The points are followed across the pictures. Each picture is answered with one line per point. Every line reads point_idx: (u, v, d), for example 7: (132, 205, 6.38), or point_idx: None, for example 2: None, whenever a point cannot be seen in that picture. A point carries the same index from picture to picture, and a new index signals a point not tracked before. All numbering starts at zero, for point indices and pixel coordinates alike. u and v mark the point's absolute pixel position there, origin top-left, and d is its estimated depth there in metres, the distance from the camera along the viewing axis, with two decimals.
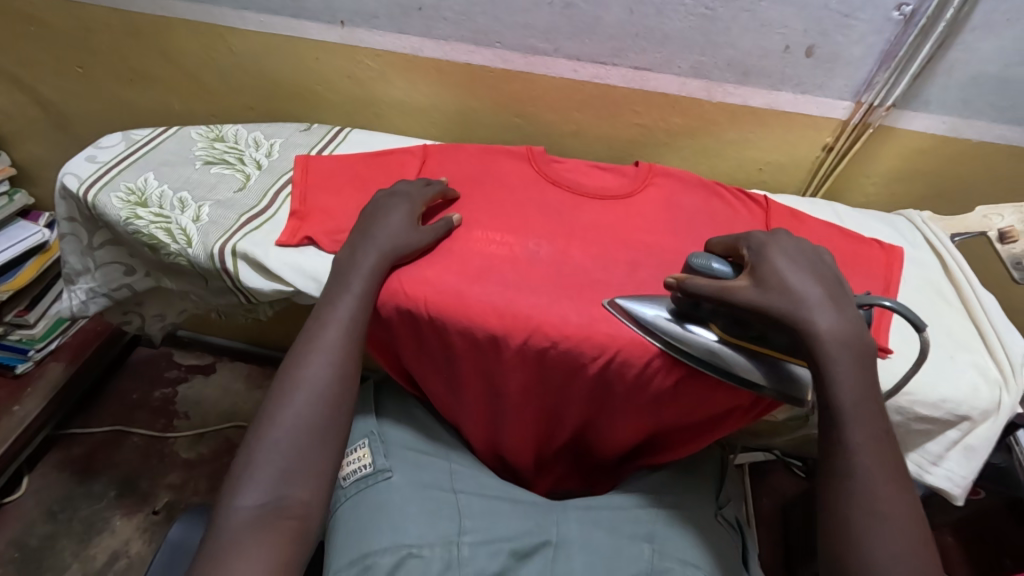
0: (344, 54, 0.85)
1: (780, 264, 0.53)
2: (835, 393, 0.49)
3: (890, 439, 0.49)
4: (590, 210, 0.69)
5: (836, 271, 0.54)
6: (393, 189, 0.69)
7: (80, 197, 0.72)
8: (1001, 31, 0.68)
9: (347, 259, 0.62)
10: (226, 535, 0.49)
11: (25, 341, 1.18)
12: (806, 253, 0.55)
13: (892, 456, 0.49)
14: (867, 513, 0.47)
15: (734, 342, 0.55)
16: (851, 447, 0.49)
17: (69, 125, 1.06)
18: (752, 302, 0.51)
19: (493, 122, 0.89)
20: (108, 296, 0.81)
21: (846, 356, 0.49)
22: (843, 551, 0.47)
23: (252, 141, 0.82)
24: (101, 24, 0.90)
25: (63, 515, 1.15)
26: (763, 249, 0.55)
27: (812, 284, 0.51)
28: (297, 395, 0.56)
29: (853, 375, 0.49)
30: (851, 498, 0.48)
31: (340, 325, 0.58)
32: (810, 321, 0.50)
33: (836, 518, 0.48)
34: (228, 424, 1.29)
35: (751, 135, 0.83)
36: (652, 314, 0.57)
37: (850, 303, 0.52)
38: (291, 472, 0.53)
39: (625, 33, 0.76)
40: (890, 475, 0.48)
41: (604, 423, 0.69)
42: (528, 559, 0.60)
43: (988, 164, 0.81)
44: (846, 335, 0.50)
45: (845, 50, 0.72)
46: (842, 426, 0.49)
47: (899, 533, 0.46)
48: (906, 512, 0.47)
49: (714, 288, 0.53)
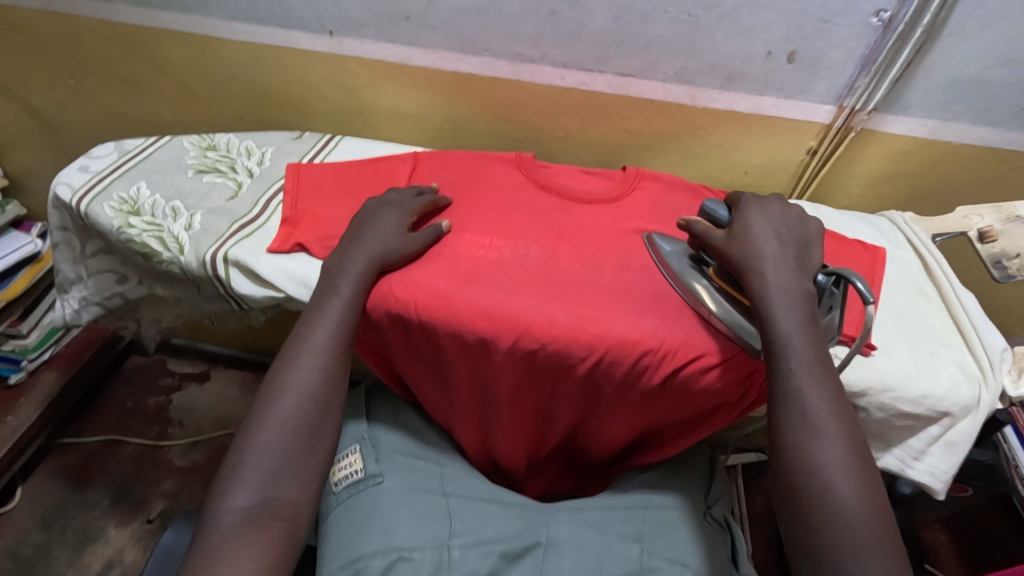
0: (333, 63, 0.86)
1: (754, 222, 0.60)
2: (771, 324, 0.54)
3: (829, 373, 0.53)
4: (578, 215, 0.70)
5: (802, 236, 0.60)
6: (385, 197, 0.70)
7: (73, 207, 0.72)
8: (976, 35, 0.70)
9: (337, 265, 0.63)
10: (216, 539, 0.49)
11: (18, 352, 1.17)
12: (782, 215, 0.61)
13: (828, 375, 0.52)
14: (808, 432, 0.50)
15: (725, 289, 0.61)
16: (790, 372, 0.52)
17: (61, 135, 1.07)
18: (719, 247, 0.59)
19: (482, 129, 0.90)
20: (101, 304, 0.81)
21: (783, 297, 0.54)
22: (790, 470, 0.50)
23: (244, 150, 0.83)
24: (93, 35, 0.91)
25: (56, 525, 1.15)
26: (749, 208, 0.62)
27: (770, 239, 0.58)
28: (287, 394, 0.56)
29: (787, 310, 0.54)
30: (794, 421, 0.51)
31: (328, 325, 0.59)
32: (756, 271, 0.56)
33: (782, 442, 0.51)
34: (222, 431, 1.30)
35: (736, 139, 0.85)
36: (668, 249, 0.65)
37: (798, 262, 0.58)
38: (281, 474, 0.53)
39: (611, 40, 0.77)
40: (830, 405, 0.51)
41: (595, 422, 0.70)
42: (518, 560, 0.60)
43: (969, 165, 0.83)
44: (789, 287, 0.55)
45: (826, 55, 0.74)
46: (780, 353, 0.53)
47: (838, 445, 0.50)
48: (844, 426, 0.51)
49: (703, 230, 0.61)
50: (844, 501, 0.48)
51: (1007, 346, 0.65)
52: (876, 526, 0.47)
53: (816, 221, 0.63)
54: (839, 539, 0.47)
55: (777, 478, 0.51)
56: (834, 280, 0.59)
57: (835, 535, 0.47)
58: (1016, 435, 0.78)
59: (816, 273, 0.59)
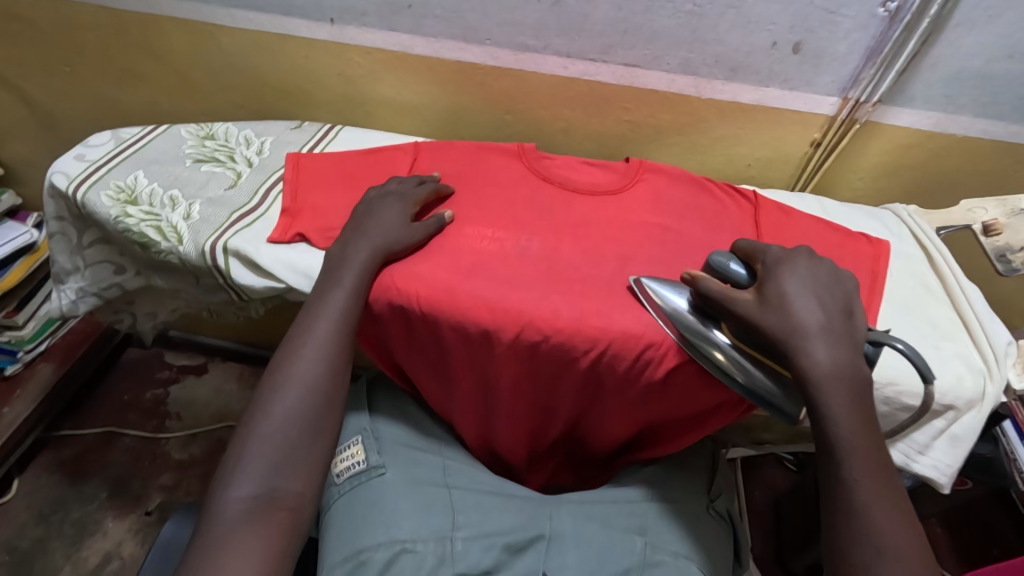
0: (333, 52, 0.85)
1: (791, 286, 0.55)
2: (829, 425, 0.50)
3: (892, 484, 0.49)
4: (581, 206, 0.70)
5: (846, 300, 0.56)
6: (386, 188, 0.69)
7: (70, 196, 0.71)
8: (983, 27, 0.69)
9: (339, 255, 0.62)
10: (220, 527, 0.49)
11: (14, 343, 1.16)
12: (820, 278, 0.57)
13: (892, 488, 0.49)
14: (875, 553, 0.47)
15: (750, 352, 0.56)
16: (852, 483, 0.49)
17: (56, 124, 1.05)
18: (749, 314, 0.55)
19: (483, 120, 0.89)
20: (98, 295, 0.80)
21: (838, 391, 0.51)
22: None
23: (242, 139, 0.82)
24: (88, 22, 0.89)
25: (54, 517, 1.14)
26: (777, 266, 0.58)
27: (814, 311, 0.54)
28: (288, 386, 0.56)
29: (846, 409, 0.50)
30: (859, 543, 0.47)
31: (332, 318, 0.58)
32: (804, 348, 0.52)
33: (846, 563, 0.48)
34: (220, 424, 1.29)
35: (740, 131, 0.84)
36: (674, 305, 0.58)
37: (847, 335, 0.54)
38: (284, 463, 0.53)
39: (615, 30, 0.76)
40: (895, 522, 0.48)
41: (597, 418, 0.69)
42: (521, 553, 0.60)
43: (973, 159, 0.82)
44: (841, 367, 0.51)
45: (832, 46, 0.73)
46: (842, 462, 0.49)
47: (909, 571, 0.46)
48: (915, 550, 0.47)
49: (721, 292, 0.56)
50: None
51: (1011, 340, 0.64)
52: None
53: (848, 273, 0.59)
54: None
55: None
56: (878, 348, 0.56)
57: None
58: (1015, 430, 0.77)
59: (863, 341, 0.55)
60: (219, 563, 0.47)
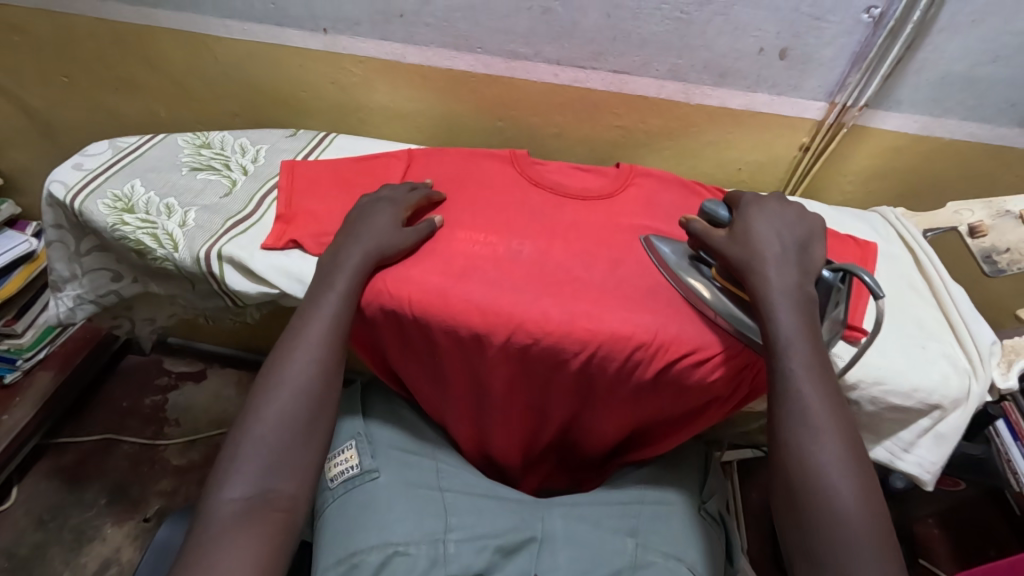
0: (327, 60, 0.86)
1: (756, 222, 0.60)
2: (772, 323, 0.54)
3: (827, 373, 0.53)
4: (571, 210, 0.71)
5: (805, 236, 0.60)
6: (379, 194, 0.70)
7: (67, 204, 0.72)
8: (967, 31, 0.71)
9: (331, 262, 0.63)
10: (213, 527, 0.50)
11: (13, 351, 1.18)
12: (785, 216, 0.61)
13: (826, 378, 0.53)
14: (807, 431, 0.51)
15: (729, 289, 0.61)
16: (791, 371, 0.52)
17: (55, 134, 1.06)
18: (720, 248, 0.60)
19: (475, 127, 0.90)
20: (95, 302, 0.81)
21: (785, 302, 0.55)
22: (790, 468, 0.51)
23: (238, 147, 0.83)
24: (87, 34, 0.91)
25: (53, 524, 1.15)
26: (749, 208, 0.62)
27: (773, 241, 0.58)
28: (281, 388, 0.57)
29: (788, 309, 0.54)
30: (794, 423, 0.51)
31: (325, 319, 0.59)
32: (760, 271, 0.57)
33: (781, 440, 0.52)
34: (219, 430, 1.30)
35: (729, 136, 0.85)
36: (667, 250, 0.64)
37: (802, 265, 0.58)
38: (277, 465, 0.54)
39: (604, 38, 0.77)
40: (828, 407, 0.51)
41: (589, 419, 0.70)
42: (514, 555, 0.61)
43: (959, 161, 0.83)
44: (791, 287, 0.56)
45: (818, 51, 0.74)
46: (782, 352, 0.53)
47: (835, 442, 0.50)
48: (840, 425, 0.51)
49: (703, 232, 0.62)
50: (842, 501, 0.48)
51: (996, 339, 0.65)
52: (875, 531, 0.47)
53: (818, 219, 0.63)
54: (843, 544, 0.47)
55: (776, 475, 0.52)
56: (840, 275, 0.60)
57: (834, 536, 0.47)
58: (1007, 430, 0.77)
59: (820, 270, 0.59)
60: (212, 564, 0.47)
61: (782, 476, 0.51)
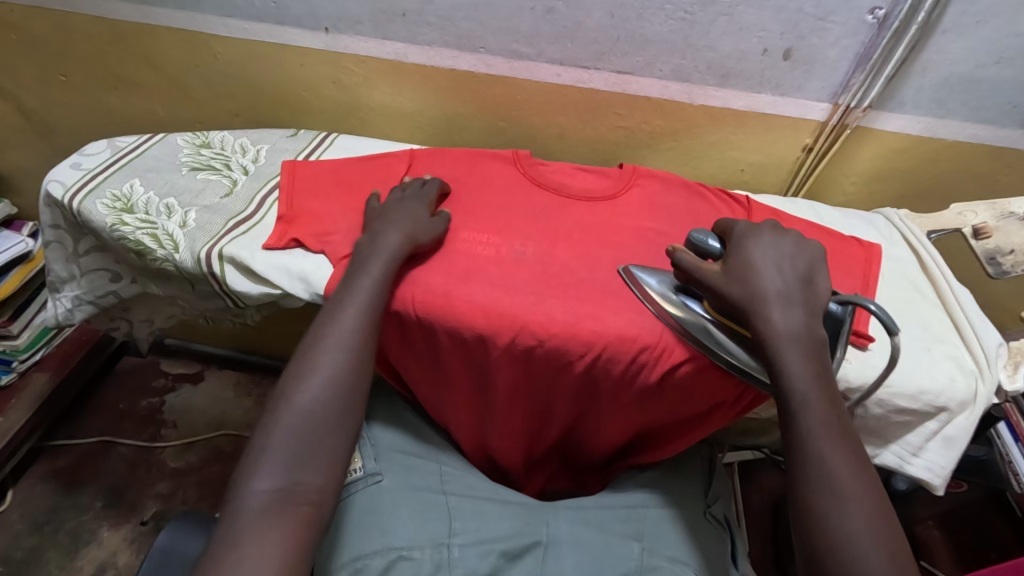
0: (329, 60, 0.86)
1: (756, 255, 0.58)
2: (786, 377, 0.52)
3: (848, 435, 0.51)
4: (575, 211, 0.70)
5: (807, 269, 0.58)
6: (391, 197, 0.68)
7: (65, 204, 0.72)
8: (971, 33, 0.71)
9: (368, 244, 0.62)
10: (244, 516, 0.48)
11: (8, 352, 1.17)
12: (784, 248, 0.58)
13: (847, 439, 0.51)
14: (830, 495, 0.48)
15: (725, 324, 0.58)
16: (808, 430, 0.51)
17: (51, 133, 1.05)
18: (716, 285, 0.57)
19: (477, 127, 0.90)
20: (93, 303, 0.80)
21: (794, 350, 0.53)
22: (816, 537, 0.48)
23: (239, 147, 0.82)
24: (84, 32, 0.90)
25: (49, 527, 1.14)
26: (743, 240, 0.60)
27: (776, 277, 0.56)
28: (316, 377, 0.55)
29: (802, 362, 0.53)
30: (816, 489, 0.49)
31: (356, 308, 0.58)
32: (765, 315, 0.54)
33: (803, 505, 0.49)
34: (217, 432, 1.29)
35: (732, 136, 0.85)
36: (655, 283, 0.61)
37: (807, 300, 0.56)
38: (306, 458, 0.52)
39: (608, 38, 0.77)
40: (852, 471, 0.49)
41: (592, 422, 0.70)
42: (519, 560, 0.60)
43: (962, 163, 0.83)
44: (799, 329, 0.54)
45: (822, 52, 0.74)
46: (798, 411, 0.52)
47: (865, 511, 0.47)
48: (868, 491, 0.48)
49: (694, 265, 0.58)
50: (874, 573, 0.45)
51: (1002, 341, 0.64)
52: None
53: (817, 244, 0.61)
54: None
55: (803, 544, 0.49)
56: (847, 307, 0.59)
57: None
58: (1009, 431, 0.77)
59: (826, 303, 0.58)
60: (241, 557, 0.45)
61: (808, 546, 0.48)
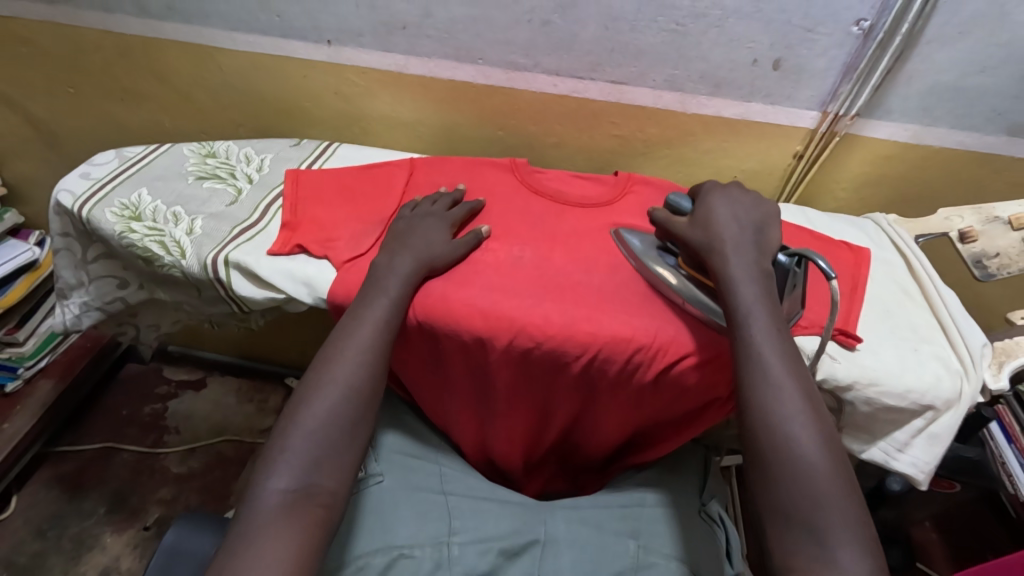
0: (330, 71, 0.88)
1: (715, 207, 0.63)
2: (732, 295, 0.57)
3: (786, 340, 0.55)
4: (571, 218, 0.72)
5: (761, 219, 0.63)
6: (421, 208, 0.71)
7: (75, 213, 0.73)
8: (954, 43, 0.73)
9: (386, 264, 0.64)
10: (260, 515, 0.50)
11: (15, 359, 1.18)
12: (741, 201, 0.64)
13: (785, 342, 0.55)
14: (771, 395, 0.52)
15: (694, 276, 0.63)
16: (752, 339, 0.54)
17: (59, 144, 1.08)
18: (682, 234, 0.63)
19: (476, 135, 0.92)
20: (101, 310, 0.81)
21: (742, 274, 0.57)
22: (758, 431, 0.52)
23: (243, 157, 0.84)
24: (92, 45, 0.92)
25: (53, 533, 1.15)
26: (709, 196, 0.65)
27: (730, 225, 0.61)
28: (332, 386, 0.57)
29: (747, 283, 0.57)
30: (757, 389, 0.53)
31: (370, 324, 0.59)
32: (720, 251, 0.59)
33: (746, 404, 0.53)
34: (219, 438, 1.30)
35: (725, 144, 0.87)
36: (637, 242, 0.67)
37: (758, 244, 0.61)
38: (320, 462, 0.54)
39: (602, 49, 0.79)
40: (789, 370, 0.53)
41: (590, 420, 0.71)
42: (518, 557, 0.62)
43: (950, 169, 0.85)
44: (752, 262, 0.59)
45: (811, 62, 0.76)
46: (742, 322, 0.55)
47: (797, 402, 0.52)
48: (802, 387, 0.53)
49: (668, 221, 0.65)
50: (811, 461, 0.50)
51: (987, 341, 0.66)
52: (840, 489, 0.49)
53: (772, 203, 0.66)
54: (815, 500, 0.49)
55: (744, 437, 0.53)
56: (796, 260, 0.62)
57: (803, 491, 0.49)
58: (1002, 432, 0.80)
59: (775, 252, 0.62)
60: (258, 555, 0.47)
61: (750, 439, 0.52)
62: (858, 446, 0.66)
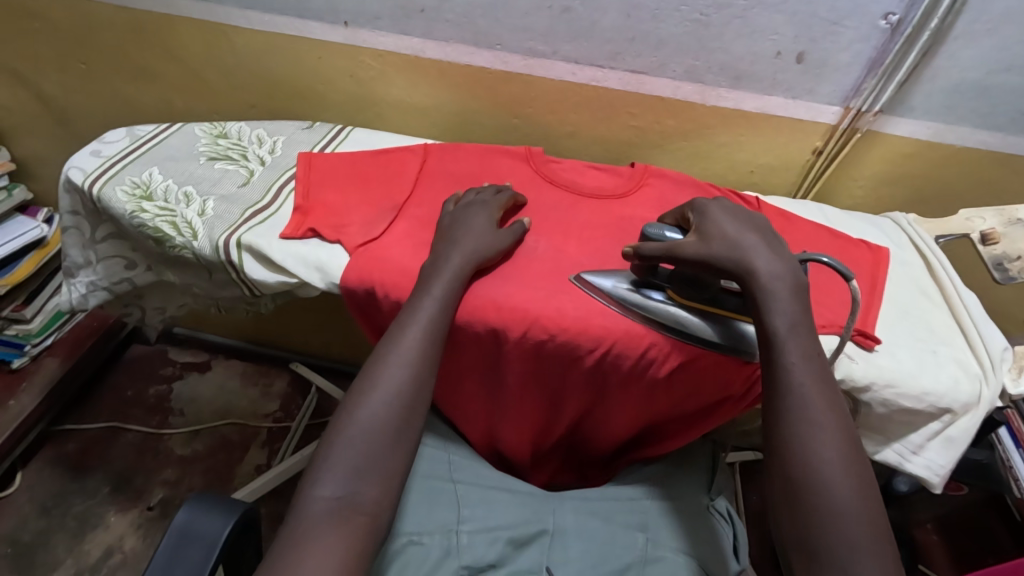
0: (345, 54, 0.87)
1: (720, 221, 0.60)
2: (769, 319, 0.55)
3: (825, 371, 0.54)
4: (587, 210, 0.72)
5: (769, 225, 0.61)
6: (465, 200, 0.69)
7: (85, 190, 0.73)
8: (983, 41, 0.71)
9: (431, 266, 0.61)
10: (303, 525, 0.49)
11: (23, 336, 1.18)
12: (741, 210, 0.62)
13: (823, 372, 0.54)
14: (809, 427, 0.51)
15: (689, 306, 0.61)
16: (791, 366, 0.53)
17: (69, 121, 1.07)
18: (703, 254, 0.57)
19: (490, 122, 0.91)
20: (108, 290, 0.81)
21: (781, 290, 0.55)
22: (793, 468, 0.50)
23: (255, 138, 0.83)
24: (106, 22, 0.91)
25: (56, 511, 1.15)
26: (705, 209, 0.62)
27: (750, 233, 0.58)
28: (376, 395, 0.55)
29: (785, 300, 0.55)
30: (796, 425, 0.51)
31: (419, 329, 0.58)
32: (752, 264, 0.56)
33: (781, 431, 0.52)
34: (223, 421, 1.30)
35: (743, 139, 0.86)
36: (611, 283, 0.62)
37: (783, 251, 0.59)
38: (365, 470, 0.52)
39: (622, 37, 0.78)
40: (825, 401, 0.52)
41: (601, 414, 0.71)
42: (525, 547, 0.61)
43: (972, 169, 0.84)
44: (781, 272, 0.56)
45: (835, 56, 0.75)
46: (781, 346, 0.54)
47: (835, 436, 0.51)
48: (840, 422, 0.52)
49: (668, 250, 0.59)
50: (844, 497, 0.49)
51: (1007, 345, 0.65)
52: (867, 516, 0.48)
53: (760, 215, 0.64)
54: (850, 546, 0.47)
55: (776, 469, 0.51)
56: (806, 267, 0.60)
57: (837, 530, 0.48)
58: (1010, 437, 0.78)
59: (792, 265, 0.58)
60: (303, 557, 0.46)
61: (783, 473, 0.51)
62: (871, 448, 0.65)
